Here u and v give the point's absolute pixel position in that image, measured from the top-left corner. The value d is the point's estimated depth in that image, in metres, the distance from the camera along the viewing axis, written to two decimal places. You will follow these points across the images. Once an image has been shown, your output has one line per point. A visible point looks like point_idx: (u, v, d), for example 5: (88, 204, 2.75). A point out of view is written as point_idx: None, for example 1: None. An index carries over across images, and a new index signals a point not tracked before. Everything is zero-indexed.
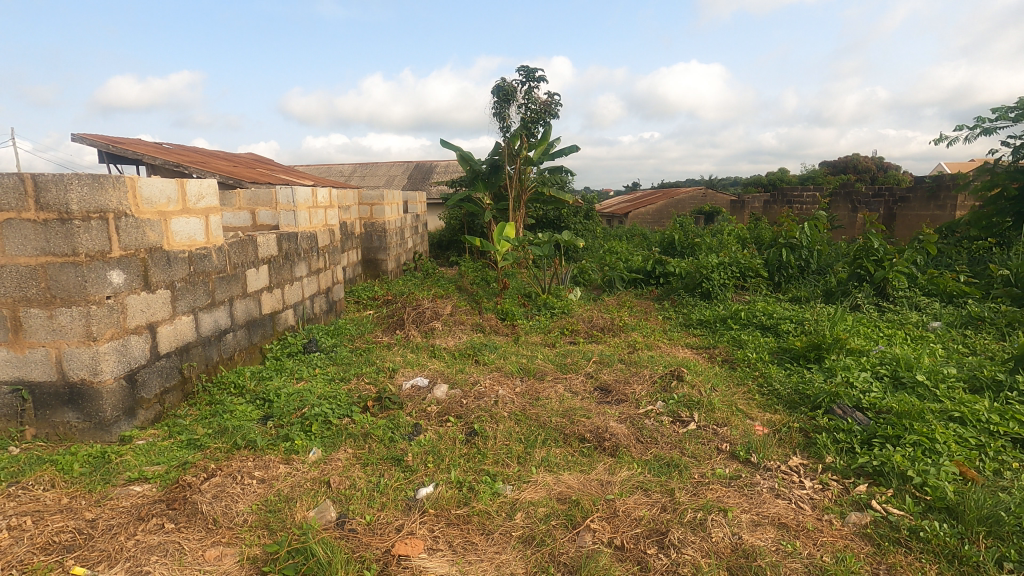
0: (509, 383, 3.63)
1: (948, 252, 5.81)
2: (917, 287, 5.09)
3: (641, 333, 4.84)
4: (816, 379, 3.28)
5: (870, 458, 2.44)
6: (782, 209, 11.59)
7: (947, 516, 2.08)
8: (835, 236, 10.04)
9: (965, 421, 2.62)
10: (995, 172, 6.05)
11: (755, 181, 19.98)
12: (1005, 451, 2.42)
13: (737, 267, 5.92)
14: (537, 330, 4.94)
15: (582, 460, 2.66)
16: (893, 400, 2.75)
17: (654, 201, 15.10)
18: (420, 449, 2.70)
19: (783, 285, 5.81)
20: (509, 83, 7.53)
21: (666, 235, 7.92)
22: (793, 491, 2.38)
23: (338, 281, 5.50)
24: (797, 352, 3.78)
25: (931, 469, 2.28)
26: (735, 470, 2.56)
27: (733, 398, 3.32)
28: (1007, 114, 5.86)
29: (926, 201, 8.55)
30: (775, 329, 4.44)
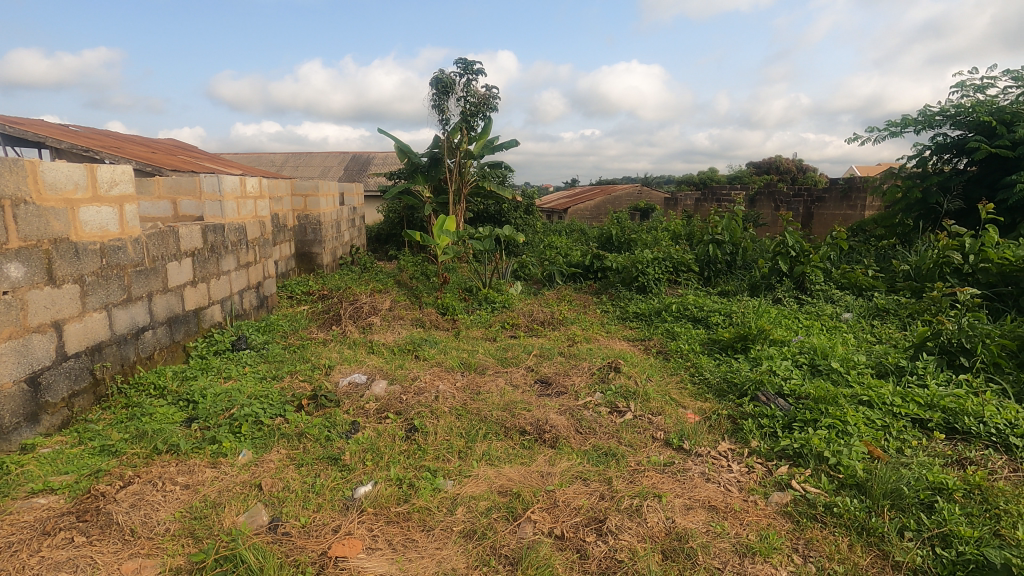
0: (450, 378, 3.61)
1: (858, 248, 6.29)
2: (832, 281, 5.46)
3: (579, 326, 4.93)
4: (742, 368, 3.47)
5: (790, 441, 2.61)
6: (711, 207, 12.15)
7: (857, 492, 2.25)
8: (759, 233, 10.65)
9: (873, 404, 2.85)
10: (899, 176, 6.60)
11: (687, 180, 20.86)
12: (906, 430, 2.64)
13: (670, 263, 6.14)
14: (478, 325, 4.92)
15: (522, 453, 2.69)
16: (811, 387, 2.96)
17: (592, 198, 15.45)
18: (358, 447, 2.63)
19: (712, 280, 6.12)
20: (448, 75, 7.43)
21: (604, 230, 8.11)
22: (722, 474, 2.50)
23: (270, 275, 5.26)
24: (726, 342, 3.96)
25: (843, 449, 2.46)
26: (668, 457, 2.67)
27: (667, 387, 3.45)
28: (909, 123, 6.40)
29: (839, 201, 9.23)
30: (706, 321, 4.65)
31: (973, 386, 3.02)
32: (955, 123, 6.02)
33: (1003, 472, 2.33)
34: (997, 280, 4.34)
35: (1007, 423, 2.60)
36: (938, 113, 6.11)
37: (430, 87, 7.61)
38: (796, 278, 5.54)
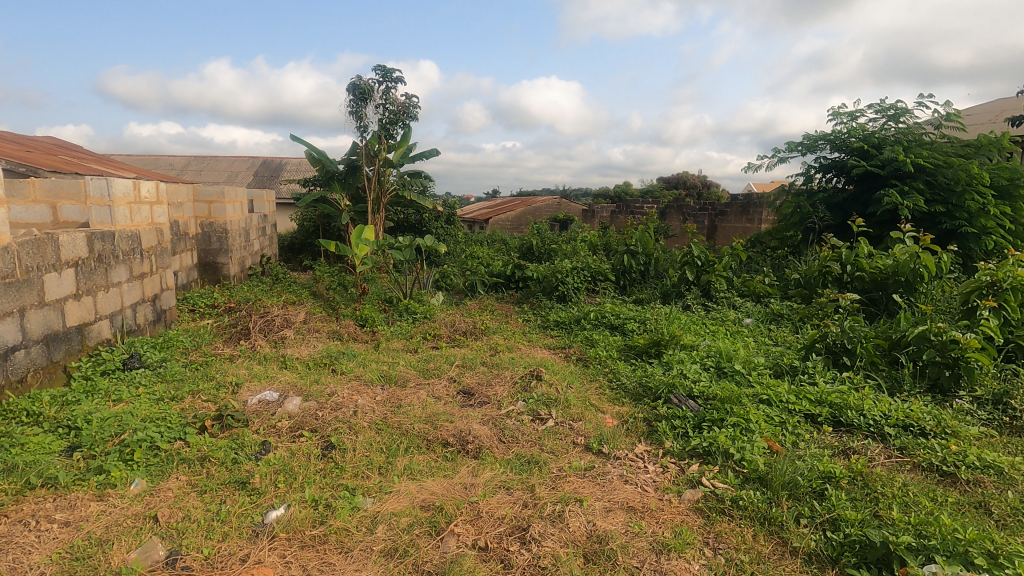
0: (370, 392, 3.48)
1: (757, 258, 6.81)
2: (734, 289, 5.86)
3: (501, 335, 4.96)
4: (656, 372, 3.64)
5: (700, 440, 2.76)
6: (626, 219, 12.71)
7: (760, 485, 2.41)
8: (670, 244, 11.26)
9: (771, 402, 3.09)
10: (789, 193, 7.24)
11: (603, 193, 21.71)
12: (800, 425, 2.88)
13: (589, 272, 6.33)
14: (398, 336, 4.81)
15: (445, 465, 2.64)
16: (717, 388, 3.15)
17: (513, 208, 15.67)
18: (269, 469, 2.48)
19: (628, 288, 6.38)
20: (366, 81, 7.28)
21: (524, 240, 8.23)
22: (639, 476, 2.60)
23: (168, 287, 4.86)
24: (641, 348, 4.14)
25: (747, 445, 2.63)
26: (589, 461, 2.73)
27: (586, 393, 3.55)
28: (796, 147, 7.05)
29: (739, 215, 9.96)
30: (622, 328, 4.83)
31: (854, 383, 3.35)
32: (834, 147, 6.71)
33: (880, 459, 2.59)
34: (871, 287, 4.84)
35: (882, 414, 2.90)
36: (819, 138, 6.78)
37: (347, 93, 7.42)
38: (702, 286, 5.90)
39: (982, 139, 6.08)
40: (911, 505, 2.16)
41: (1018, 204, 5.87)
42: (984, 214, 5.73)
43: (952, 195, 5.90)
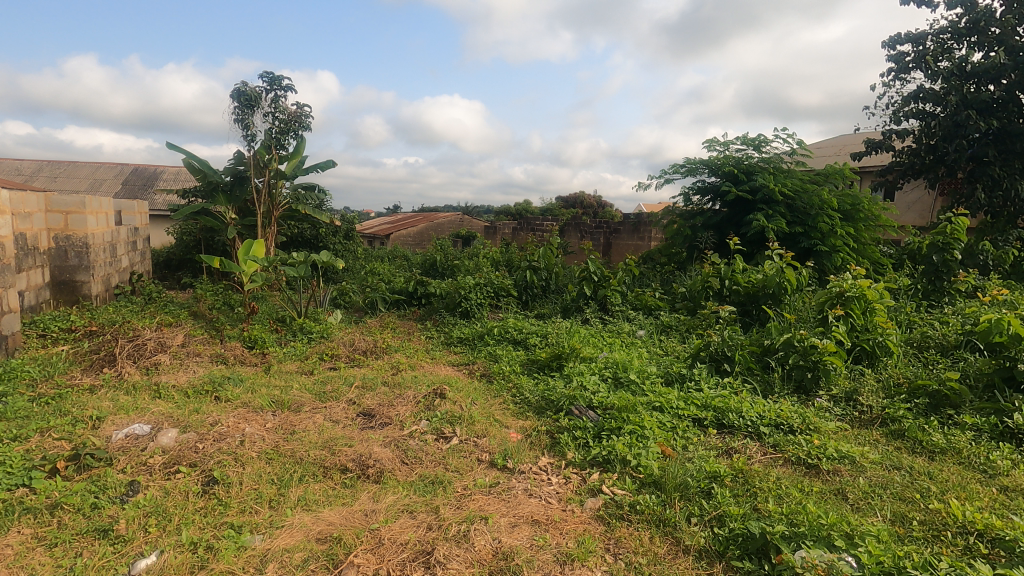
0: (259, 419, 3.23)
1: (647, 274, 7.25)
2: (628, 302, 6.18)
3: (404, 353, 4.84)
4: (557, 385, 3.72)
5: (600, 449, 2.86)
6: (527, 235, 13.03)
7: (654, 488, 2.54)
8: (568, 260, 11.69)
9: (663, 408, 3.28)
10: (674, 213, 7.82)
11: (505, 210, 22.11)
12: (689, 429, 3.08)
13: (492, 288, 6.38)
14: (292, 358, 4.54)
15: (343, 492, 2.51)
16: (614, 398, 3.30)
17: (415, 224, 15.50)
18: (137, 512, 2.21)
19: (529, 303, 6.52)
20: (253, 88, 6.88)
21: (426, 257, 8.14)
22: (543, 488, 2.63)
23: (10, 308, 4.21)
24: (543, 362, 4.22)
25: (642, 451, 2.77)
26: (494, 477, 2.72)
27: (490, 409, 3.55)
28: (679, 169, 7.64)
29: (631, 233, 10.57)
30: (525, 343, 4.91)
31: (734, 387, 3.65)
32: (711, 171, 7.36)
33: (757, 456, 2.84)
34: (745, 300, 5.34)
35: (758, 415, 3.18)
36: (698, 163, 7.41)
37: (231, 100, 6.96)
38: (599, 300, 6.16)
39: (829, 169, 6.99)
40: (783, 497, 2.38)
41: (859, 226, 6.78)
42: (834, 234, 6.54)
43: (808, 217, 6.69)
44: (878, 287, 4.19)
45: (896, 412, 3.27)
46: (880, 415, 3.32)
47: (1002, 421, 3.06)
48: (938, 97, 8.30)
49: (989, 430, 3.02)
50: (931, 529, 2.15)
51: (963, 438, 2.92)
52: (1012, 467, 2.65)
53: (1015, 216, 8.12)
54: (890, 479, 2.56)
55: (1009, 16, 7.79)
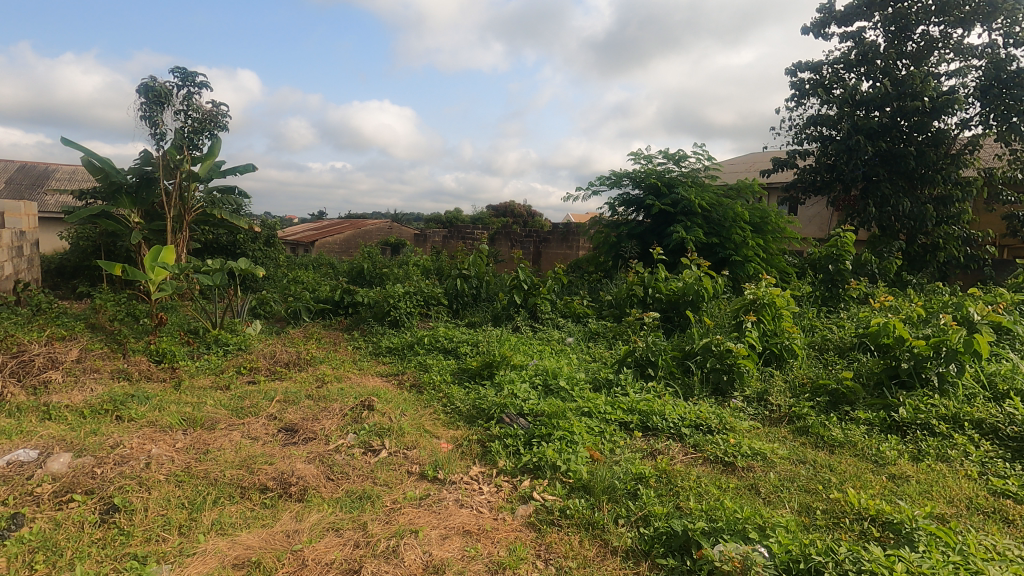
0: (168, 439, 2.99)
1: (576, 282, 7.44)
2: (557, 310, 6.29)
3: (329, 365, 4.67)
4: (488, 394, 3.72)
5: (530, 456, 2.89)
6: (457, 243, 13.00)
7: (584, 492, 2.60)
8: (499, 269, 11.76)
9: (592, 413, 3.36)
10: (601, 224, 8.07)
11: (435, 218, 21.94)
12: (616, 432, 3.18)
13: (421, 296, 6.29)
14: (206, 372, 4.25)
15: (263, 513, 2.37)
16: (544, 404, 3.34)
17: (341, 231, 15.05)
18: (20, 549, 1.98)
19: (460, 311, 6.49)
20: (162, 84, 6.45)
21: (353, 264, 7.91)
22: (474, 498, 2.62)
23: None
24: (474, 370, 4.20)
25: (572, 456, 2.82)
26: (424, 489, 2.67)
27: (420, 420, 3.49)
28: (605, 181, 7.91)
29: (560, 242, 10.80)
30: (455, 351, 4.88)
31: (658, 391, 3.80)
32: (635, 183, 7.68)
33: (679, 456, 2.97)
34: (667, 307, 5.59)
35: (679, 417, 3.33)
36: (623, 175, 7.71)
37: (137, 95, 6.48)
38: (529, 308, 6.23)
39: (741, 185, 7.48)
40: (703, 494, 2.50)
41: (767, 238, 7.29)
42: (746, 246, 7.00)
43: (723, 229, 7.11)
44: (785, 295, 4.51)
45: (801, 410, 3.54)
46: (788, 413, 3.57)
47: (889, 415, 3.38)
48: (833, 122, 9.15)
49: (880, 424, 3.32)
50: (833, 517, 2.33)
51: (858, 432, 3.20)
52: (899, 456, 2.93)
53: (898, 230, 9.03)
54: (797, 473, 2.76)
55: (891, 51, 8.71)
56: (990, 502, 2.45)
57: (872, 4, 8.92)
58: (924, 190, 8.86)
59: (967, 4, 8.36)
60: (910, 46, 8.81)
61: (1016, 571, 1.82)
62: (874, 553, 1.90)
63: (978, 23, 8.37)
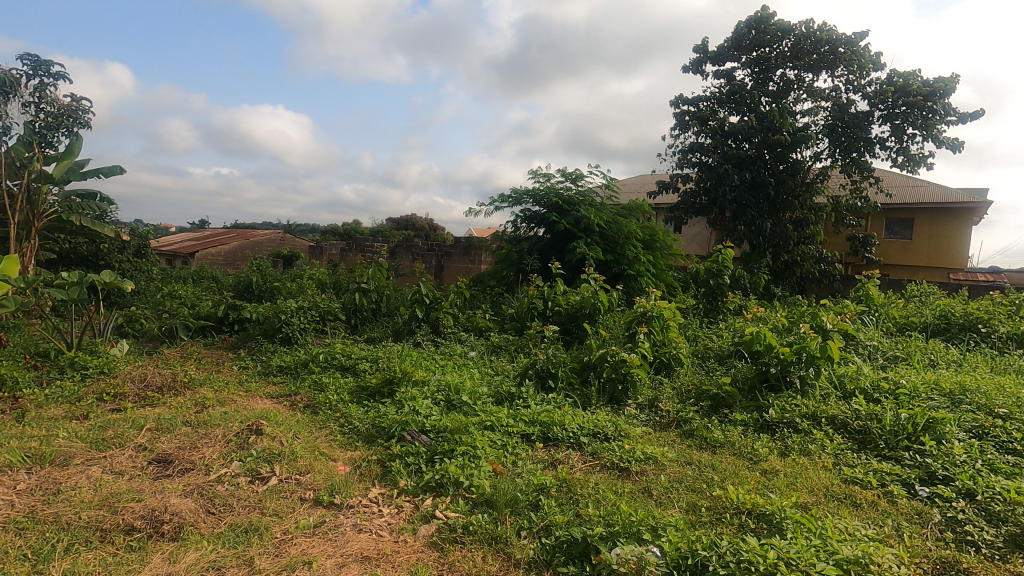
0: (6, 481, 2.57)
1: (478, 296, 7.47)
2: (460, 324, 6.26)
3: (211, 387, 4.28)
4: (388, 412, 3.59)
5: (433, 473, 2.83)
6: (356, 256, 12.57)
7: (487, 506, 2.59)
8: (399, 283, 11.52)
9: (494, 427, 3.37)
10: (503, 239, 8.19)
11: (332, 229, 21.10)
12: (518, 444, 3.21)
13: (316, 312, 5.98)
14: (59, 401, 3.72)
15: (129, 558, 2.10)
16: (447, 420, 3.29)
17: (226, 242, 13.97)
18: None
19: (358, 327, 6.25)
20: (7, 71, 5.64)
21: (240, 277, 7.35)
22: (373, 521, 2.51)
23: None
24: (373, 388, 4.05)
25: (474, 471, 2.81)
26: (318, 516, 2.52)
27: (315, 442, 3.29)
28: (506, 199, 8.06)
29: (462, 256, 10.81)
30: (353, 369, 4.68)
31: (558, 402, 3.90)
32: (535, 201, 7.89)
33: (578, 465, 3.06)
34: (566, 320, 5.78)
35: (578, 426, 3.44)
36: (523, 193, 7.90)
37: None
38: (431, 322, 6.14)
39: (633, 204, 7.96)
40: (601, 500, 2.59)
41: (656, 254, 7.81)
42: (638, 262, 7.44)
43: (617, 246, 7.52)
44: (672, 307, 4.84)
45: (687, 415, 3.80)
46: (676, 418, 3.82)
47: (761, 415, 3.73)
48: (709, 150, 10.08)
49: (754, 424, 3.65)
50: (716, 513, 2.52)
51: (736, 433, 3.50)
52: (769, 452, 3.24)
53: (766, 249, 10.08)
54: (684, 473, 2.96)
55: (756, 90, 9.80)
56: (842, 488, 2.78)
57: (739, 47, 9.98)
58: (785, 213, 9.99)
59: (815, 53, 9.60)
60: (771, 86, 9.94)
61: (863, 548, 2.07)
62: (751, 544, 2.07)
63: (824, 70, 9.65)
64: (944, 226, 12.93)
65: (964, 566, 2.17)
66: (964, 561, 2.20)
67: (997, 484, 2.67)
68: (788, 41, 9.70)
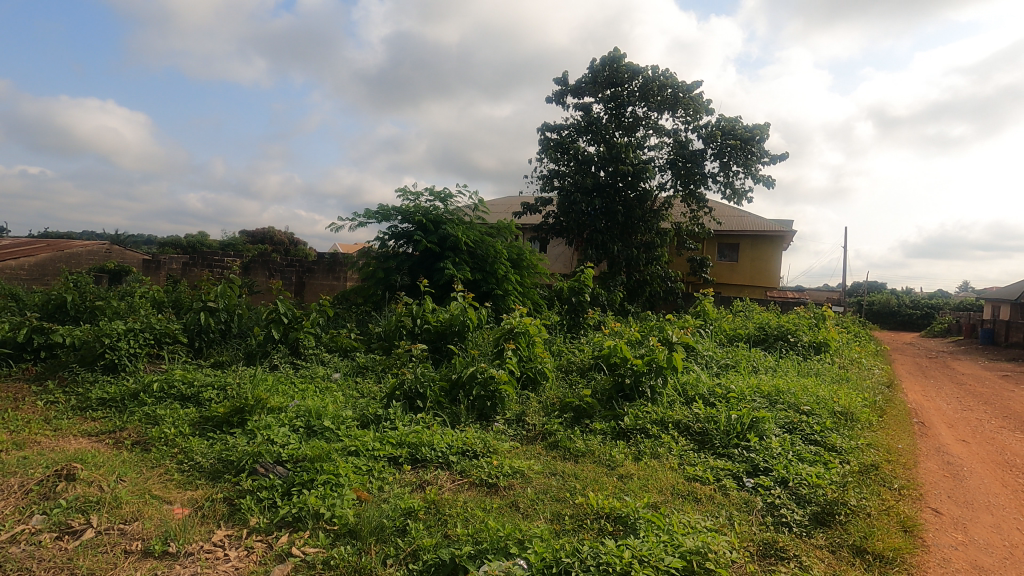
0: None
1: (343, 315, 7.13)
2: (322, 344, 5.91)
3: (5, 427, 3.55)
4: (238, 443, 3.26)
5: (289, 507, 2.62)
6: (202, 272, 11.36)
7: (350, 537, 2.45)
8: (254, 301, 10.62)
9: (359, 452, 3.22)
10: (369, 256, 7.93)
11: (172, 241, 18.87)
12: (384, 469, 3.09)
13: (151, 334, 5.28)
14: None
15: None
16: (306, 448, 3.07)
17: (33, 253, 11.84)
18: None
19: (204, 350, 5.61)
20: None
21: (50, 295, 6.25)
22: (217, 568, 2.25)
23: None
24: (220, 418, 3.65)
25: (337, 500, 2.65)
26: (148, 570, 2.19)
27: (146, 484, 2.88)
28: (374, 215, 7.84)
29: (326, 273, 10.27)
30: (196, 398, 4.18)
31: (426, 422, 3.83)
32: (404, 218, 7.78)
33: (447, 485, 3.02)
34: (436, 338, 5.73)
35: (447, 445, 3.40)
36: (391, 210, 7.75)
37: None
38: (289, 343, 5.71)
39: (501, 224, 8.19)
40: (469, 518, 2.58)
41: (523, 272, 8.10)
42: (505, 280, 7.65)
43: (486, 264, 7.68)
44: (537, 324, 5.03)
45: (551, 427, 3.95)
46: (541, 431, 3.96)
47: (618, 424, 4.00)
48: (570, 177, 10.79)
49: (611, 432, 3.91)
50: (578, 520, 2.64)
51: (595, 442, 3.71)
52: (625, 458, 3.49)
53: (620, 269, 10.95)
54: (549, 484, 3.06)
55: (610, 123, 10.68)
56: (686, 486, 3.07)
57: (596, 83, 10.83)
58: (636, 237, 10.96)
59: (659, 95, 10.74)
60: (623, 121, 10.91)
61: (703, 539, 2.31)
62: (609, 546, 2.20)
63: (667, 111, 10.83)
64: (761, 251, 15.09)
65: (780, 545, 2.52)
66: (780, 540, 2.55)
67: (803, 471, 3.14)
68: (637, 82, 10.74)
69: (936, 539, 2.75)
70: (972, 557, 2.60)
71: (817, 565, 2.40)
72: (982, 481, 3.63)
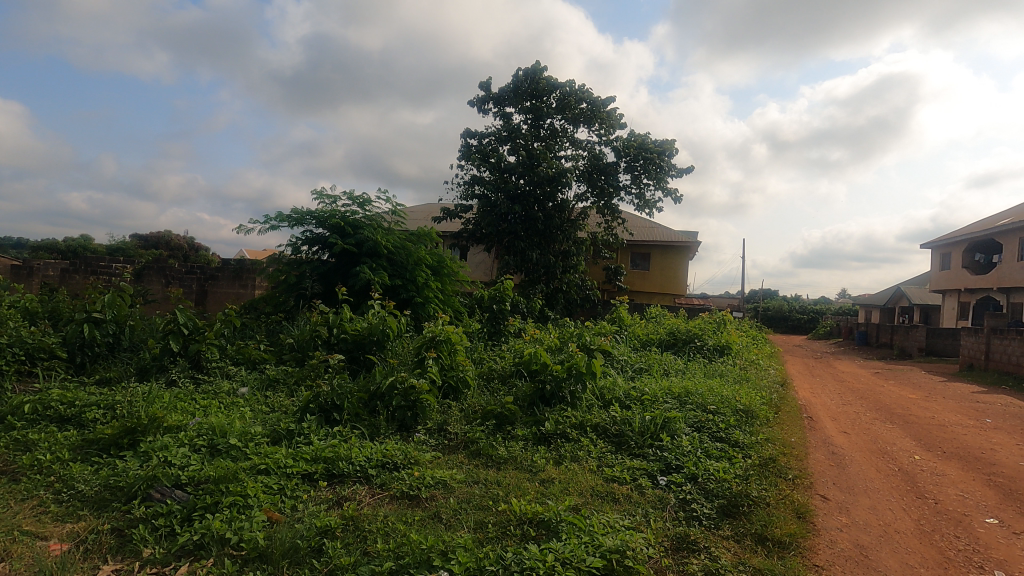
0: None
1: (250, 325, 6.70)
2: (227, 356, 5.50)
3: None
4: (129, 467, 2.94)
5: (190, 534, 2.40)
6: (85, 279, 10.30)
7: (260, 562, 2.30)
8: (148, 311, 9.80)
9: (270, 470, 3.02)
10: (280, 262, 7.53)
11: (48, 245, 16.95)
12: (298, 487, 2.92)
13: (21, 349, 4.78)
14: None
15: None
16: (210, 468, 2.83)
17: None
18: None
19: (87, 366, 5.06)
20: None
21: None
22: None
23: None
24: (107, 441, 3.28)
25: (245, 523, 2.46)
26: None
27: (14, 520, 2.53)
28: (286, 219, 7.46)
29: (231, 281, 9.63)
30: (78, 419, 3.75)
31: (343, 436, 3.67)
32: (318, 223, 7.47)
33: (366, 500, 2.91)
34: (353, 347, 5.52)
35: (365, 458, 3.27)
36: (305, 214, 7.41)
37: None
38: (189, 356, 5.26)
39: (421, 231, 8.06)
40: (390, 533, 2.50)
41: (444, 280, 8.02)
42: (426, 287, 7.53)
43: (406, 271, 7.52)
44: (460, 332, 4.99)
45: (473, 435, 3.92)
46: (463, 440, 3.92)
47: (539, 429, 4.05)
48: (489, 184, 10.91)
49: (533, 438, 3.95)
50: (502, 527, 2.62)
51: (517, 448, 3.73)
52: (546, 463, 3.53)
53: (538, 277, 11.11)
54: (472, 493, 3.03)
55: (529, 133, 10.91)
56: (605, 487, 3.15)
57: (515, 94, 11.04)
58: (554, 245, 11.21)
59: (575, 109, 11.12)
60: (541, 132, 11.18)
61: (621, 537, 2.38)
62: (532, 551, 2.22)
63: (583, 124, 11.21)
64: (670, 260, 15.99)
65: (691, 538, 2.65)
66: (690, 533, 2.68)
67: (710, 467, 3.34)
68: (555, 95, 11.04)
69: (825, 522, 3.01)
70: (854, 537, 2.87)
71: (724, 554, 2.55)
72: (862, 468, 4.04)
